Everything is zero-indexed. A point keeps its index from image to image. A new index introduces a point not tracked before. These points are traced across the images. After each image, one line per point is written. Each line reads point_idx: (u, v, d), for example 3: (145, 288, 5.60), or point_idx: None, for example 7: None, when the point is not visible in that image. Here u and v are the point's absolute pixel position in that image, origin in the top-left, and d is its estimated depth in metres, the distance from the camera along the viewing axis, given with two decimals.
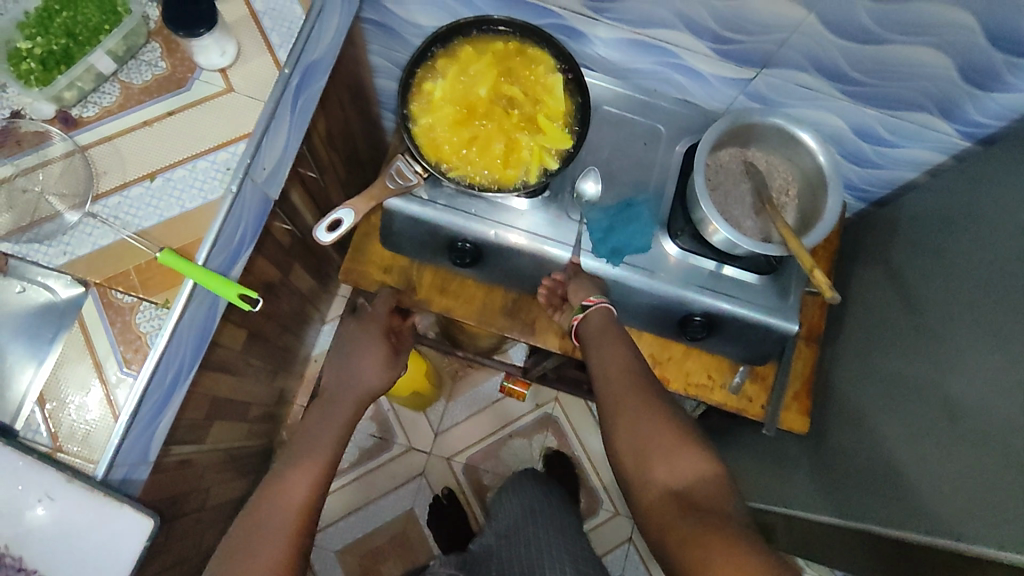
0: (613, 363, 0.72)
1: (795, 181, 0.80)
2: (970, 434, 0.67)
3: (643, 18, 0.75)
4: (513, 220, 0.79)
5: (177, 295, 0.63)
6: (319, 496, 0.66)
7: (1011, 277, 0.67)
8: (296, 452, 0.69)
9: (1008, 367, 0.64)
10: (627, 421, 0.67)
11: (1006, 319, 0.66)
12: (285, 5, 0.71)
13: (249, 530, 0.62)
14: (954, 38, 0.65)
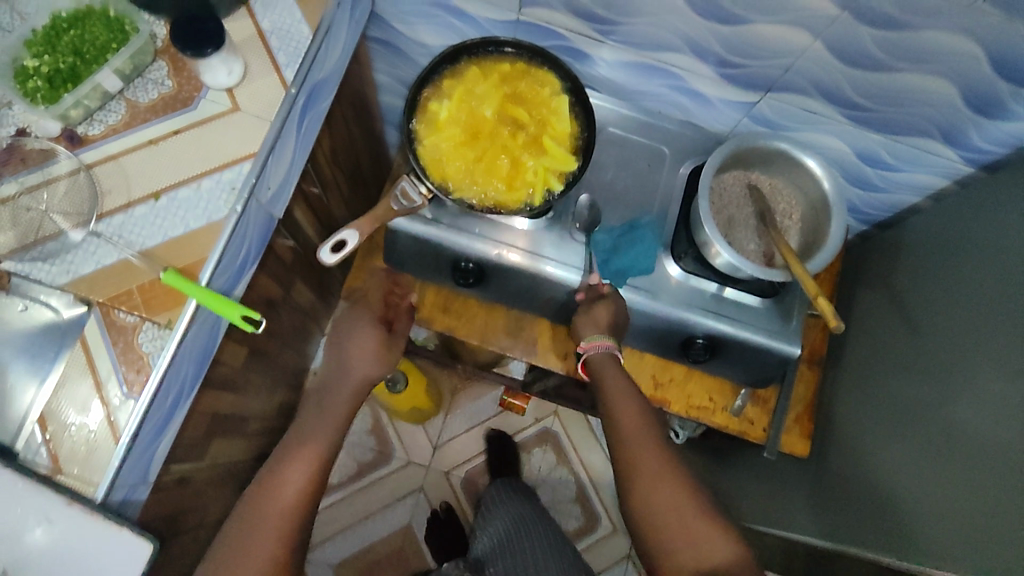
0: (630, 423, 0.73)
1: (800, 205, 0.80)
2: (969, 464, 0.66)
3: (648, 41, 0.75)
4: (513, 240, 0.79)
5: (179, 315, 0.63)
6: (314, 488, 0.67)
7: (1013, 306, 0.67)
8: (295, 440, 0.69)
9: (1010, 398, 0.64)
10: (646, 493, 0.69)
11: (1008, 349, 0.66)
12: (292, 25, 0.71)
13: (250, 511, 0.65)
14: (960, 67, 0.65)
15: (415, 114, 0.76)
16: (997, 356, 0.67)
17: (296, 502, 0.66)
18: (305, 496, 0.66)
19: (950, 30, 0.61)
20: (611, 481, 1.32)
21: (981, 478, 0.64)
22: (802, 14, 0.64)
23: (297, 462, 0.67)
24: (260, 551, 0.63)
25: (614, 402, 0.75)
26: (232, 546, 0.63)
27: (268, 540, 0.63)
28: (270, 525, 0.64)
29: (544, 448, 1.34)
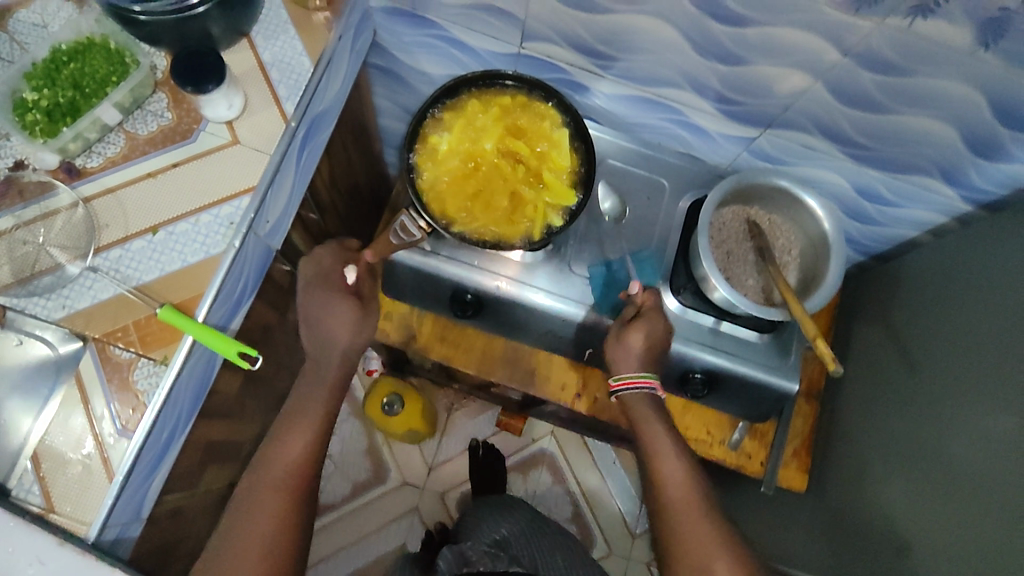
0: (658, 441, 0.72)
1: (798, 242, 0.80)
2: (965, 508, 0.66)
3: (649, 77, 0.75)
4: (505, 268, 0.79)
5: (176, 351, 0.63)
6: (311, 459, 0.69)
7: (1009, 349, 0.66)
8: (293, 412, 0.70)
9: (1006, 444, 0.63)
10: (686, 546, 0.66)
11: (1004, 392, 0.66)
12: (292, 57, 0.71)
13: (254, 485, 0.67)
14: (960, 111, 0.65)
15: (415, 146, 0.76)
16: (993, 398, 0.67)
17: (292, 474, 0.67)
18: (303, 470, 0.68)
19: (950, 76, 0.61)
20: (605, 499, 1.31)
21: (977, 521, 0.63)
22: (802, 56, 0.64)
23: (293, 435, 0.69)
24: (261, 522, 0.64)
25: (651, 441, 0.72)
26: (233, 522, 0.64)
27: (268, 511, 0.64)
28: (270, 498, 0.65)
29: (540, 470, 1.32)
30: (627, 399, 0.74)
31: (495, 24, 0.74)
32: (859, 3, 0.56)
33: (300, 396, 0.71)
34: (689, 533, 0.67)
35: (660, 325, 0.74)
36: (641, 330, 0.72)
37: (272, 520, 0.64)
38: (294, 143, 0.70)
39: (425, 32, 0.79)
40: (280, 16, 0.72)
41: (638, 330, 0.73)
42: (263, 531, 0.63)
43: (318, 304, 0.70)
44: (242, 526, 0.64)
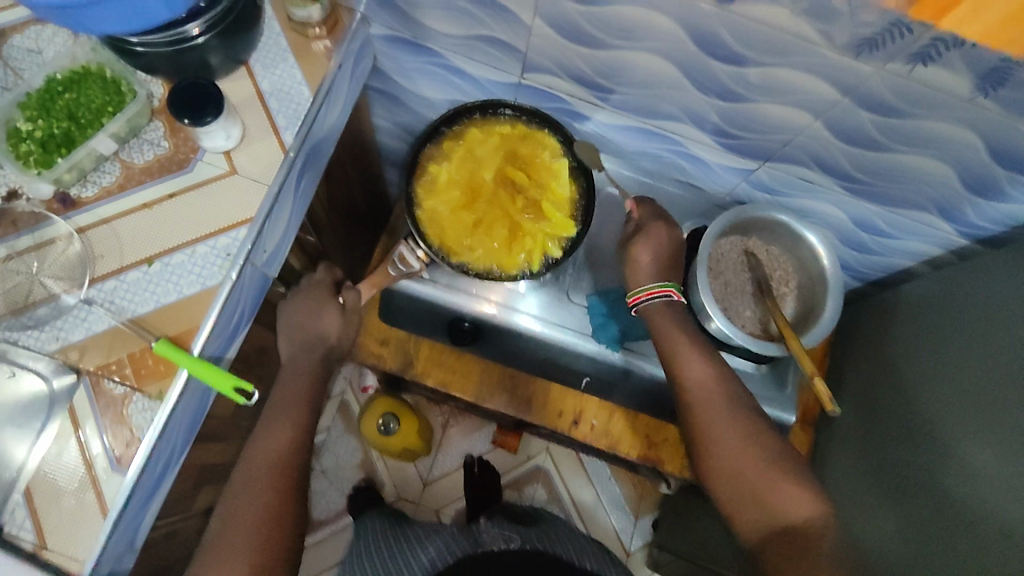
0: (689, 359, 0.69)
1: (795, 275, 0.80)
2: (952, 542, 0.66)
3: (649, 108, 0.75)
4: (490, 293, 0.84)
5: (171, 385, 0.62)
6: (301, 450, 0.67)
7: (999, 388, 0.67)
8: (274, 411, 0.68)
9: (991, 482, 0.64)
10: (724, 452, 0.64)
11: (990, 429, 0.66)
12: (292, 86, 0.71)
13: (243, 488, 0.64)
14: (956, 153, 0.65)
15: (415, 175, 0.76)
16: (984, 434, 0.67)
17: (282, 462, 0.65)
18: (293, 456, 0.66)
19: (948, 119, 0.61)
20: (600, 514, 1.31)
21: (964, 556, 0.64)
22: (801, 95, 0.64)
23: (280, 423, 0.67)
24: (253, 512, 0.63)
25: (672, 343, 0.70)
26: (228, 519, 0.63)
27: (259, 500, 0.63)
28: (261, 487, 0.64)
29: (535, 486, 1.32)
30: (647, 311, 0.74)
31: (495, 54, 0.74)
32: (859, 48, 0.55)
33: (287, 388, 0.70)
34: (721, 434, 0.65)
35: (663, 232, 0.75)
36: (645, 245, 0.74)
37: (264, 511, 0.63)
38: (293, 172, 0.70)
39: (426, 59, 0.79)
40: (280, 44, 0.72)
41: (643, 245, 0.74)
42: (256, 521, 0.62)
43: (303, 316, 0.73)
44: (235, 518, 0.62)
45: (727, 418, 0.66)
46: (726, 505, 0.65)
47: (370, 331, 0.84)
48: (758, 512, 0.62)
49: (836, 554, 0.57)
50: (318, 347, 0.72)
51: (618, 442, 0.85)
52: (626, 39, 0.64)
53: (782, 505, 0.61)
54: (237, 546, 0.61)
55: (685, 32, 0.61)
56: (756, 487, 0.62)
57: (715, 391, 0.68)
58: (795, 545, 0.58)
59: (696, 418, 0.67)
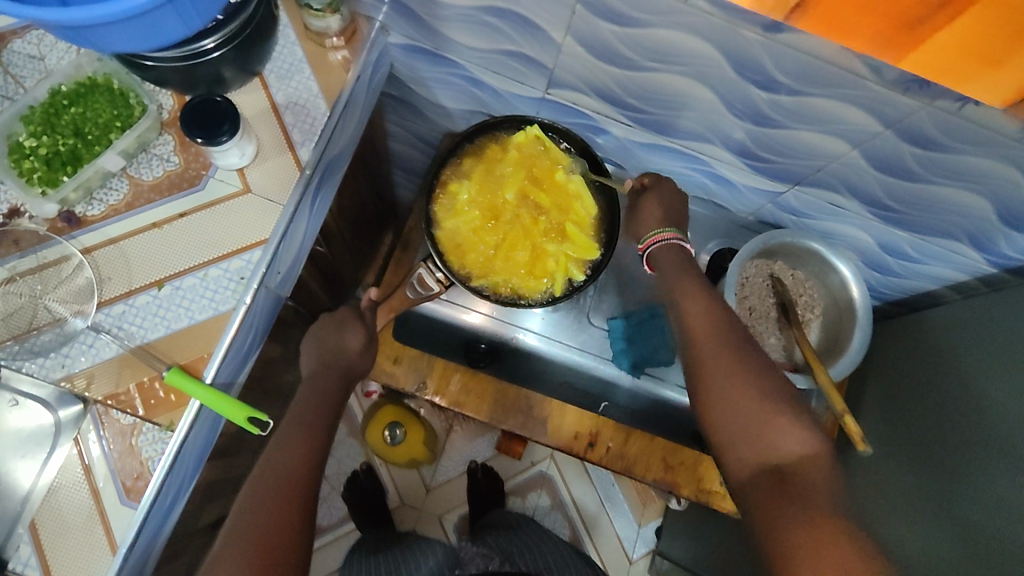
0: (690, 299, 0.61)
1: (821, 301, 0.82)
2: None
3: (677, 128, 0.72)
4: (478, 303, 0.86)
5: (182, 416, 0.59)
6: (316, 470, 0.60)
7: (1015, 426, 0.65)
8: (292, 425, 0.61)
9: (1003, 523, 0.63)
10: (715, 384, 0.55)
11: (1004, 468, 0.65)
12: (308, 99, 0.68)
13: (253, 507, 0.55)
14: (996, 188, 0.63)
15: (436, 195, 0.75)
16: (1001, 470, 0.66)
17: (294, 477, 0.58)
18: (304, 472, 0.58)
19: (991, 156, 0.58)
20: (604, 522, 1.29)
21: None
22: (839, 125, 0.62)
23: (294, 439, 0.60)
24: (259, 529, 0.54)
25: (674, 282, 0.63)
26: (230, 537, 0.54)
27: (269, 516, 0.55)
28: (272, 501, 0.56)
29: (539, 493, 1.30)
30: (659, 258, 0.66)
31: (520, 69, 0.70)
32: (909, 84, 0.53)
33: (301, 404, 0.64)
34: (715, 366, 0.56)
35: (674, 190, 0.69)
36: (660, 200, 0.68)
37: (273, 528, 0.54)
38: (308, 190, 0.67)
39: (446, 70, 0.75)
40: (296, 54, 0.68)
41: (654, 198, 0.69)
42: (264, 537, 0.54)
43: (326, 335, 0.71)
44: (238, 537, 0.53)
45: (727, 350, 0.57)
46: (720, 446, 0.55)
47: (382, 350, 0.82)
48: (751, 450, 0.52)
49: (840, 500, 0.47)
50: (337, 364, 0.69)
51: (633, 465, 0.84)
52: (660, 61, 0.61)
53: (779, 444, 0.51)
54: (238, 567, 0.52)
55: (723, 57, 0.57)
56: (752, 423, 0.53)
57: (717, 326, 0.59)
58: (790, 486, 0.48)
59: (694, 351, 0.58)
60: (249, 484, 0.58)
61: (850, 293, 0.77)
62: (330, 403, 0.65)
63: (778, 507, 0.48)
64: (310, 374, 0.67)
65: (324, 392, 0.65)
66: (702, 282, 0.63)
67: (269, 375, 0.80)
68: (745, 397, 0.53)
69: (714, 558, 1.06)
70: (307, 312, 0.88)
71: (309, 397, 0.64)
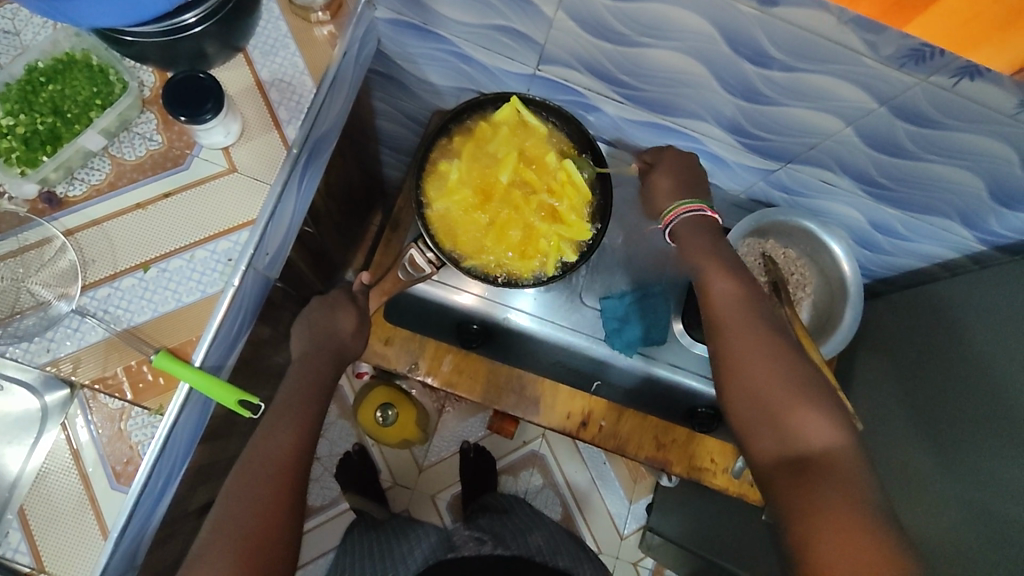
0: (719, 284, 0.61)
1: (813, 279, 0.83)
2: (946, 552, 0.67)
3: (669, 106, 0.71)
4: (470, 283, 0.84)
5: (171, 399, 0.59)
6: (304, 457, 0.59)
7: (1000, 403, 0.66)
8: (283, 409, 0.60)
9: (990, 497, 0.64)
10: (742, 372, 0.56)
11: (989, 443, 0.66)
12: (295, 77, 0.66)
13: (238, 495, 0.56)
14: (988, 165, 0.63)
15: (426, 174, 0.74)
16: (984, 446, 0.67)
17: (282, 471, 0.57)
18: (292, 465, 0.58)
19: (985, 133, 0.58)
20: (596, 499, 1.30)
21: (965, 566, 0.64)
22: (834, 101, 0.61)
23: (284, 426, 0.59)
24: (245, 519, 0.54)
25: (701, 264, 0.62)
26: (219, 526, 0.54)
27: (252, 507, 0.55)
28: (259, 495, 0.56)
29: (531, 471, 1.30)
30: (681, 233, 0.64)
31: (511, 44, 0.69)
32: (904, 59, 0.52)
33: (293, 390, 0.62)
34: (743, 358, 0.57)
35: (676, 155, 0.69)
36: (665, 170, 0.68)
37: (258, 523, 0.55)
38: (296, 169, 0.66)
39: (434, 46, 0.73)
40: (279, 28, 0.66)
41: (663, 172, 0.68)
42: (250, 524, 0.54)
43: (320, 318, 0.69)
44: (225, 526, 0.54)
45: (754, 338, 0.57)
46: (744, 430, 0.56)
47: (374, 331, 0.85)
48: (774, 436, 0.54)
49: (859, 484, 0.49)
50: (328, 346, 0.68)
51: (627, 443, 0.87)
52: (653, 37, 0.60)
53: (801, 429, 0.53)
54: (219, 561, 0.52)
55: (717, 32, 0.56)
56: (774, 409, 0.54)
57: (743, 310, 0.59)
58: (808, 472, 0.50)
59: (721, 342, 0.59)
60: (237, 469, 0.58)
61: (844, 271, 0.78)
62: (323, 389, 0.64)
63: (805, 499, 0.49)
64: (300, 354, 0.67)
65: (315, 375, 0.65)
66: (728, 260, 0.62)
67: (258, 357, 0.79)
68: (770, 387, 0.55)
69: (704, 533, 1.07)
70: (295, 294, 0.86)
71: (299, 381, 0.63)
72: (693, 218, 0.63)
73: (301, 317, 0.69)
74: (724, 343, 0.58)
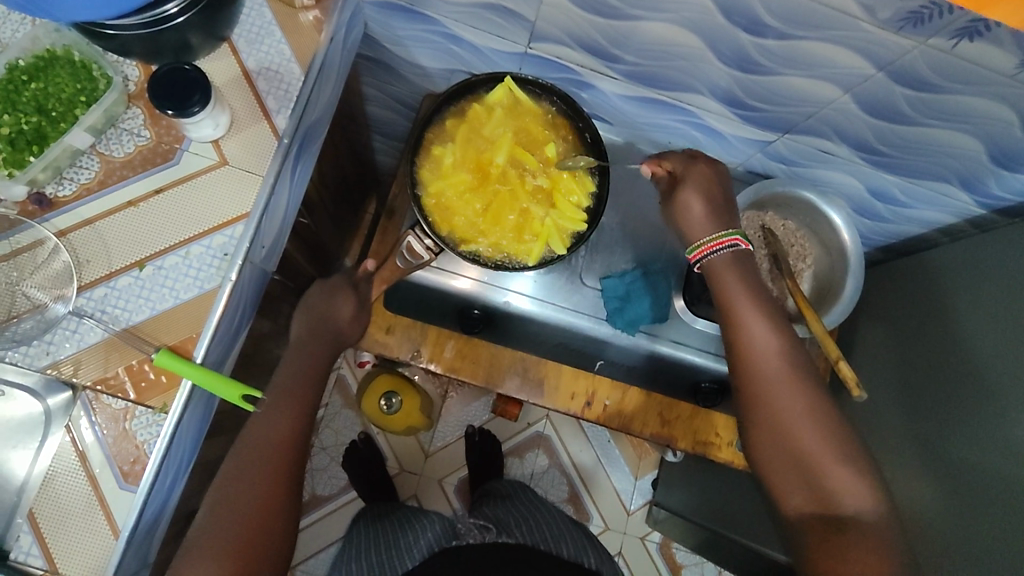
0: (759, 332, 0.61)
1: (813, 249, 0.82)
2: (951, 514, 0.68)
3: (663, 80, 0.71)
4: (466, 268, 0.85)
5: (175, 397, 0.59)
6: (300, 438, 0.60)
7: (1004, 365, 0.66)
8: (280, 391, 0.61)
9: (992, 458, 0.64)
10: (780, 422, 0.57)
11: (992, 403, 0.66)
12: (281, 65, 0.65)
13: (235, 476, 0.57)
14: (989, 128, 0.62)
15: (420, 158, 0.73)
16: (990, 407, 0.67)
17: (278, 450, 0.58)
18: (289, 444, 0.59)
19: (986, 95, 0.57)
20: (601, 477, 1.31)
21: (970, 526, 0.64)
22: (832, 69, 0.60)
23: (279, 407, 0.60)
24: (243, 500, 0.56)
25: (739, 308, 0.61)
26: (217, 504, 0.56)
27: (249, 487, 0.56)
28: (258, 475, 0.57)
29: (536, 452, 1.31)
30: (716, 268, 0.63)
31: (501, 23, 0.68)
32: (902, 23, 0.51)
33: (290, 372, 0.63)
34: (783, 409, 0.57)
35: (706, 169, 0.66)
36: (694, 189, 0.64)
37: (256, 503, 0.56)
38: (287, 160, 0.65)
39: (423, 28, 0.72)
40: (264, 15, 0.65)
41: (690, 187, 0.65)
42: (249, 503, 0.56)
43: (318, 302, 0.69)
44: (222, 505, 0.55)
45: (791, 391, 0.58)
46: (770, 476, 0.57)
47: (374, 320, 0.82)
48: (805, 490, 0.55)
49: (891, 546, 0.50)
50: (329, 336, 0.68)
51: (631, 421, 0.85)
52: (647, 9, 0.58)
53: (837, 486, 0.54)
54: (220, 542, 0.54)
55: (711, 2, 0.55)
56: (811, 463, 0.55)
57: (783, 362, 0.59)
58: (842, 530, 0.52)
59: (756, 390, 0.59)
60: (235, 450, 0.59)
61: (843, 240, 0.78)
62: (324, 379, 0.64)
63: (837, 558, 0.50)
64: (296, 337, 0.66)
65: (315, 364, 0.64)
66: (764, 301, 0.62)
67: (259, 351, 0.79)
68: (803, 437, 0.56)
69: (709, 506, 1.08)
70: (293, 285, 0.86)
71: (294, 366, 0.63)
72: (728, 253, 0.63)
73: (304, 300, 0.70)
74: (761, 391, 0.59)
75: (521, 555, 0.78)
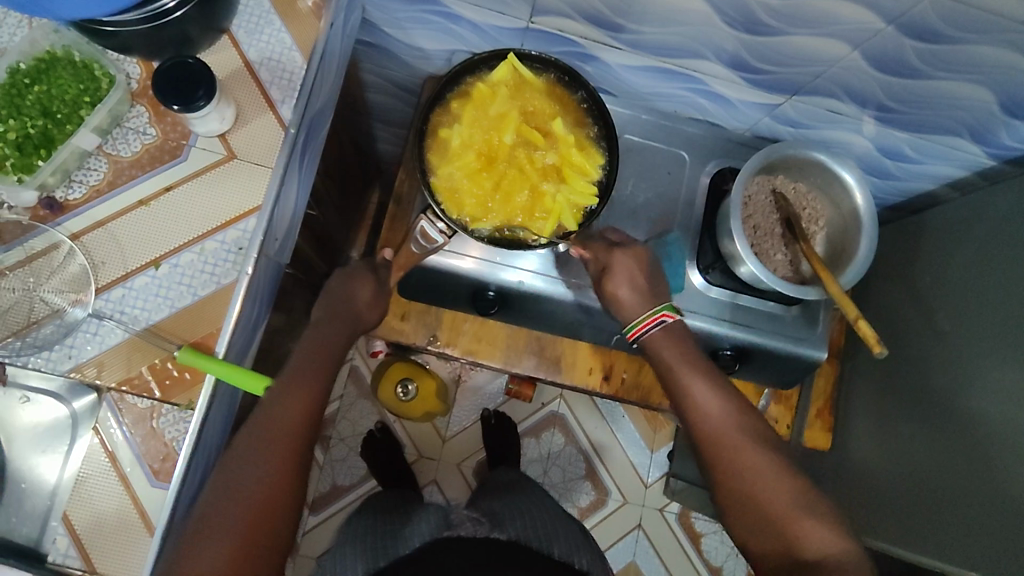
0: (704, 399, 0.66)
1: (825, 211, 0.82)
2: (970, 466, 0.68)
3: (667, 48, 0.70)
4: (471, 246, 0.79)
5: (200, 393, 0.59)
6: (308, 425, 0.58)
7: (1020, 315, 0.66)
8: (291, 378, 0.59)
9: (1014, 406, 0.64)
10: (738, 481, 0.61)
11: (1010, 353, 0.67)
12: (283, 53, 0.64)
13: (239, 462, 0.55)
14: (999, 76, 0.62)
15: (427, 141, 0.72)
16: (1007, 357, 0.67)
17: (285, 437, 0.56)
18: (298, 429, 0.57)
19: (997, 43, 0.57)
20: (618, 453, 1.32)
21: (993, 477, 0.64)
22: (839, 25, 0.59)
23: (290, 392, 0.58)
24: (249, 484, 0.54)
25: (684, 379, 0.67)
26: (221, 486, 0.53)
27: (254, 470, 0.54)
28: (264, 460, 0.55)
29: (553, 432, 1.31)
30: (653, 340, 0.70)
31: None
32: None
33: (304, 359, 0.62)
34: (738, 469, 0.61)
35: (626, 258, 0.72)
36: (619, 280, 0.71)
37: (260, 490, 0.54)
38: (296, 150, 0.64)
39: (422, 8, 0.71)
40: (262, 4, 0.64)
41: (617, 276, 0.72)
42: (254, 488, 0.53)
43: (337, 288, 0.69)
44: (228, 487, 0.53)
45: (743, 452, 0.62)
46: (742, 534, 0.61)
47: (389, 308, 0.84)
48: (773, 544, 0.58)
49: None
50: (349, 324, 0.68)
51: (649, 394, 0.87)
52: None
53: (802, 537, 0.56)
54: (224, 525, 0.52)
55: None
56: (774, 517, 0.58)
57: (732, 425, 0.64)
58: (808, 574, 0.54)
59: (715, 454, 0.63)
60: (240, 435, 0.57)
61: (855, 199, 0.77)
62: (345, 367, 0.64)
63: None
64: (315, 322, 0.66)
65: (334, 352, 0.64)
66: (702, 368, 0.68)
67: (275, 345, 0.79)
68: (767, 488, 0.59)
69: None
70: (305, 277, 0.85)
71: (303, 352, 0.62)
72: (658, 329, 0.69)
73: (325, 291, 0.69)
74: (718, 457, 0.63)
75: (512, 550, 0.73)
